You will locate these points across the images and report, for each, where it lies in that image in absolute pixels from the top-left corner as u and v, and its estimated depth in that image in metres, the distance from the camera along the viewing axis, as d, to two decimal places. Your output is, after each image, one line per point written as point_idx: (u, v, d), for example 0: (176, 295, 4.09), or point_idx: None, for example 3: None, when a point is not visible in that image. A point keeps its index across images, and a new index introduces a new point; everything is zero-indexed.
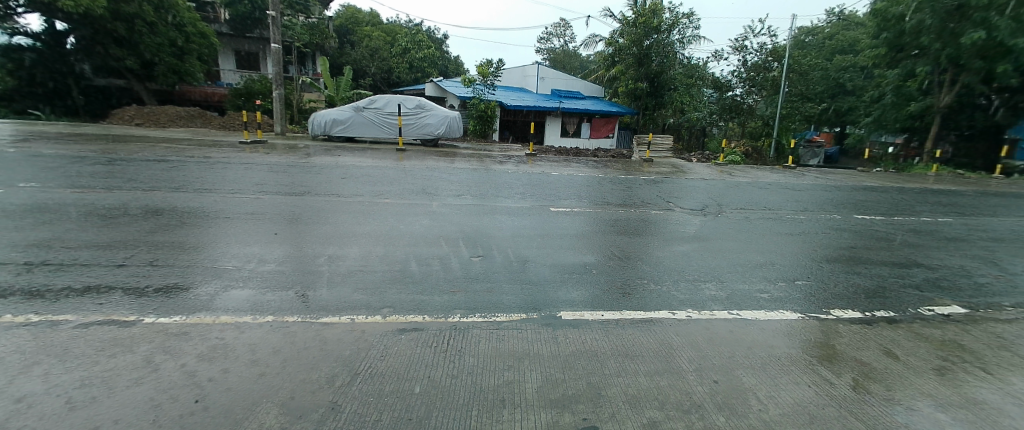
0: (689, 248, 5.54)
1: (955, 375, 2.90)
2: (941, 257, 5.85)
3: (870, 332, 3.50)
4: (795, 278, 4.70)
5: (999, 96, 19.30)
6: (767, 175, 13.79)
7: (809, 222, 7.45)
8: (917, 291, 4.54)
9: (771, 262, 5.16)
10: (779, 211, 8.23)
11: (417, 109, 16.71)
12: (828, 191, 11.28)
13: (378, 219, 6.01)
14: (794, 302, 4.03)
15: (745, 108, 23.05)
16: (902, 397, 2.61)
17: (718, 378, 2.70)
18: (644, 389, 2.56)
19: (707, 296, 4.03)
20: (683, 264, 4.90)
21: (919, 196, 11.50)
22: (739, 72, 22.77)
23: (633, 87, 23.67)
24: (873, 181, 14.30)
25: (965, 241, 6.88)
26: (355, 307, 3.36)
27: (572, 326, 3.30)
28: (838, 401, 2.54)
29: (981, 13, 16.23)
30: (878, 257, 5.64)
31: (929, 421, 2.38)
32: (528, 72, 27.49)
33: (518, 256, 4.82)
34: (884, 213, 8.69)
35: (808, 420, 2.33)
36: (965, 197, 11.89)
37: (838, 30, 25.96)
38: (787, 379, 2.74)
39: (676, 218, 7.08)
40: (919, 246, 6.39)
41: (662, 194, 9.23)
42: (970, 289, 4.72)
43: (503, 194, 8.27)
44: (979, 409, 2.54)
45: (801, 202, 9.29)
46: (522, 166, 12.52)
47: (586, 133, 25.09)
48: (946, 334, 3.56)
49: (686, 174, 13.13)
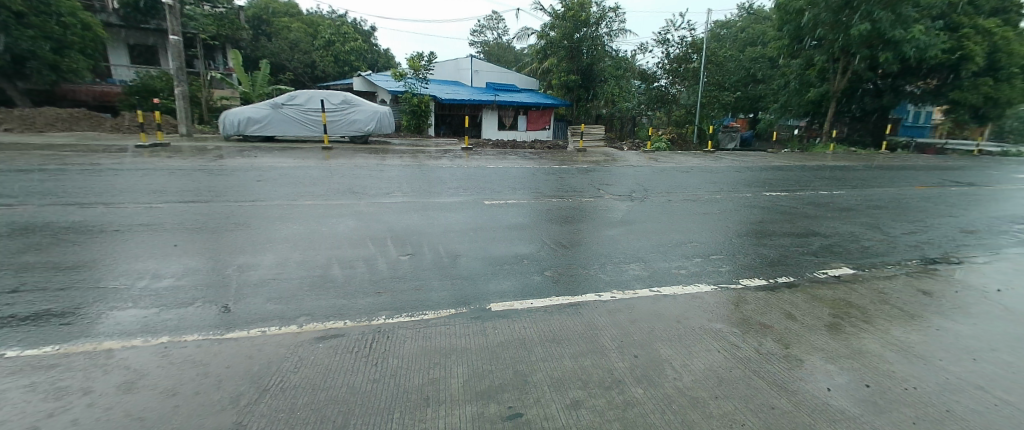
0: (617, 232, 5.74)
1: (842, 330, 3.24)
2: (835, 226, 6.55)
3: (773, 297, 3.83)
4: (711, 253, 5.04)
5: (883, 81, 22.01)
6: (689, 160, 14.70)
7: (725, 201, 8.01)
8: (813, 257, 5.06)
9: (690, 241, 5.48)
10: (700, 193, 8.74)
11: (343, 104, 15.97)
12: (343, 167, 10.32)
13: (296, 222, 5.64)
14: (709, 275, 4.32)
15: (671, 97, 23.82)
16: (799, 354, 2.86)
17: (638, 353, 2.81)
18: (570, 370, 2.61)
19: (631, 276, 4.21)
20: (611, 248, 5.04)
21: (819, 173, 12.78)
22: (663, 64, 23.51)
23: (566, 79, 24.07)
24: (781, 161, 15.71)
25: (854, 210, 7.75)
26: (267, 319, 3.13)
27: (501, 317, 3.30)
28: (745, 363, 2.73)
29: (866, 6, 18.15)
30: (782, 230, 6.19)
31: (821, 375, 2.62)
32: (461, 65, 27.24)
33: (448, 252, 4.74)
34: (789, 190, 9.56)
35: (716, 384, 2.49)
36: (855, 171, 13.41)
37: (749, 24, 27.89)
38: (700, 347, 2.91)
39: (606, 205, 7.29)
40: (818, 217, 7.09)
41: (593, 182, 9.54)
42: (856, 251, 5.34)
43: (437, 189, 8.13)
44: (861, 358, 2.85)
45: (718, 183, 9.99)
46: (457, 160, 12.41)
47: (523, 125, 25.18)
48: (836, 293, 3.98)
49: (617, 162, 13.66)
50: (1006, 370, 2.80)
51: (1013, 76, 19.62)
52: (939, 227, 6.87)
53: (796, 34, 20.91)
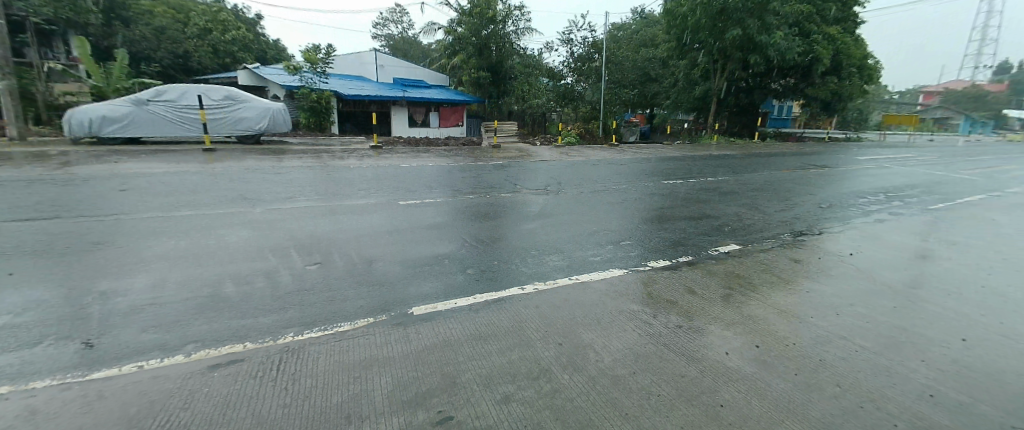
0: (534, 225, 5.86)
1: (736, 299, 3.63)
2: (723, 208, 7.33)
3: (677, 275, 4.17)
4: (621, 239, 5.36)
5: (753, 80, 25.13)
6: (597, 154, 15.52)
7: (631, 190, 8.59)
8: (708, 236, 5.62)
9: (602, 229, 5.77)
10: (608, 183, 9.26)
11: (227, 100, 14.40)
12: (234, 171, 9.27)
13: (179, 237, 4.96)
14: (621, 260, 4.59)
15: (577, 94, 24.70)
16: (702, 324, 3.14)
17: (562, 340, 2.89)
18: (498, 366, 2.60)
19: (550, 267, 4.32)
20: (530, 242, 5.13)
21: (707, 161, 14.23)
22: (568, 62, 24.50)
23: (477, 76, 24.21)
24: (676, 152, 17.22)
25: (738, 193, 8.75)
26: (149, 350, 2.72)
27: (423, 320, 3.19)
28: (658, 338, 2.93)
29: (737, 14, 20.46)
30: (680, 214, 6.79)
31: (721, 341, 2.91)
32: (364, 59, 26.00)
33: (362, 258, 4.49)
34: (684, 178, 10.52)
35: (635, 360, 2.64)
36: (736, 159, 15.15)
37: (641, 27, 30.07)
38: (618, 327, 3.07)
39: (522, 199, 7.42)
40: (709, 201, 7.89)
41: (508, 177, 9.67)
42: (741, 229, 6.03)
43: (346, 191, 7.66)
44: (752, 323, 3.20)
45: (624, 174, 10.67)
46: (367, 160, 11.83)
47: (434, 122, 24.70)
48: (728, 267, 4.45)
49: (530, 157, 13.98)
50: (858, 320, 3.34)
51: (850, 75, 23.71)
52: (802, 204, 8.03)
53: (682, 37, 23.00)
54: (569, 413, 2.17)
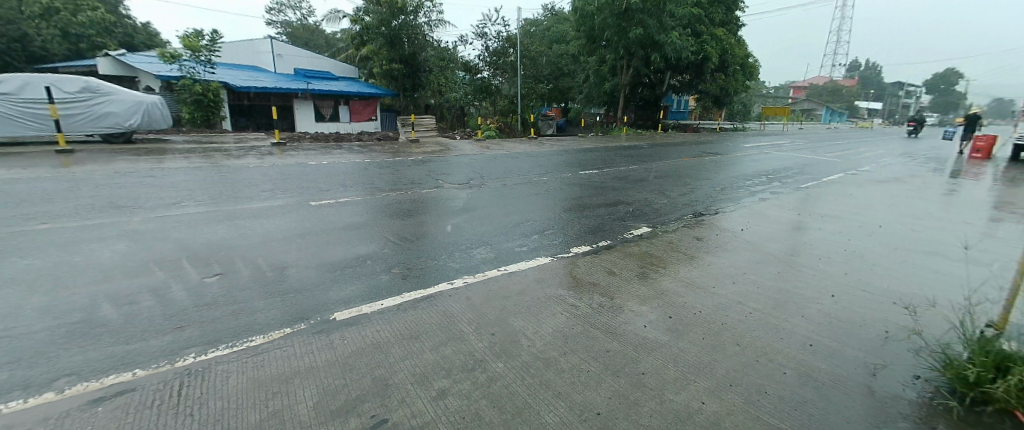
0: (459, 220, 5.81)
1: (650, 277, 3.91)
2: (635, 195, 7.86)
3: (598, 259, 4.38)
4: (545, 229, 5.50)
5: (655, 76, 27.10)
6: (516, 147, 15.77)
7: (551, 181, 8.86)
8: (623, 221, 5.98)
9: (526, 220, 5.89)
10: (529, 176, 9.46)
11: (85, 92, 12.24)
12: (104, 175, 7.99)
13: (34, 255, 4.18)
14: (546, 249, 4.72)
15: (494, 89, 24.17)
16: (622, 302, 3.35)
17: (494, 330, 2.90)
18: (431, 362, 2.55)
19: (478, 260, 4.30)
20: (455, 237, 5.06)
21: (619, 152, 15.13)
22: (484, 56, 23.75)
23: (390, 68, 23.50)
24: (590, 144, 18.07)
25: (647, 181, 9.42)
26: (5, 392, 2.27)
27: (347, 324, 3.02)
28: (584, 319, 3.06)
29: (639, 15, 22.04)
30: (598, 202, 7.15)
31: (640, 316, 3.12)
32: (259, 48, 23.72)
33: (273, 265, 4.13)
34: (599, 168, 11.07)
35: (565, 341, 2.73)
36: (643, 149, 16.28)
37: (552, 24, 30.57)
38: (547, 313, 3.15)
39: (445, 194, 7.32)
40: (622, 189, 8.40)
41: (429, 172, 9.47)
42: (651, 213, 6.51)
43: (248, 194, 6.99)
44: (666, 297, 3.48)
45: (543, 166, 10.97)
46: (270, 159, 10.88)
47: (346, 116, 23.62)
48: (642, 248, 4.78)
49: (450, 151, 13.82)
50: (752, 287, 3.78)
51: (734, 72, 26.55)
52: (702, 188, 8.88)
53: (590, 34, 24.18)
54: (506, 400, 2.20)
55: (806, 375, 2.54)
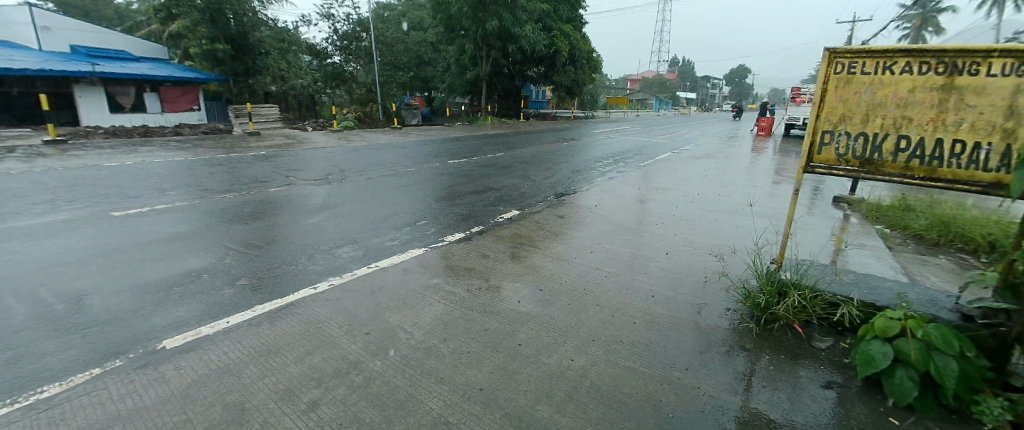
0: (318, 218, 5.26)
1: (523, 257, 4.08)
2: (503, 180, 8.11)
3: (472, 245, 4.41)
4: (417, 220, 5.32)
5: (514, 68, 28.23)
6: (378, 138, 14.95)
7: (418, 172, 8.62)
8: (493, 207, 6.12)
9: (395, 212, 5.62)
10: (395, 167, 9.07)
11: None
12: None
13: None
14: (419, 239, 4.56)
15: (348, 76, 22.72)
16: (498, 283, 3.43)
17: (368, 328, 2.70)
18: (296, 375, 2.27)
19: (345, 258, 3.95)
20: (315, 236, 4.57)
21: (485, 140, 15.40)
22: (332, 40, 22.12)
23: (212, 47, 19.73)
24: (456, 133, 18.04)
25: (513, 167, 9.78)
26: None
27: (185, 350, 2.51)
28: (463, 303, 3.06)
29: (494, 8, 22.57)
30: (467, 190, 7.19)
31: (516, 293, 3.24)
32: (11, 17, 18.17)
33: (66, 294, 3.23)
34: (466, 156, 11.14)
35: (444, 328, 2.70)
36: (508, 137, 16.87)
37: (408, 9, 29.57)
38: (424, 302, 3.05)
39: (299, 192, 6.60)
40: (490, 175, 8.58)
41: (277, 169, 8.44)
42: (519, 197, 6.78)
43: (19, 208, 5.37)
44: (537, 273, 3.67)
45: (410, 157, 10.63)
46: (50, 162, 8.52)
47: (156, 106, 19.20)
48: (513, 230, 4.96)
49: (302, 144, 12.50)
50: (608, 254, 4.25)
51: (582, 65, 29.07)
52: (562, 171, 9.57)
53: (448, 23, 23.99)
54: (387, 396, 2.11)
55: (653, 323, 2.98)
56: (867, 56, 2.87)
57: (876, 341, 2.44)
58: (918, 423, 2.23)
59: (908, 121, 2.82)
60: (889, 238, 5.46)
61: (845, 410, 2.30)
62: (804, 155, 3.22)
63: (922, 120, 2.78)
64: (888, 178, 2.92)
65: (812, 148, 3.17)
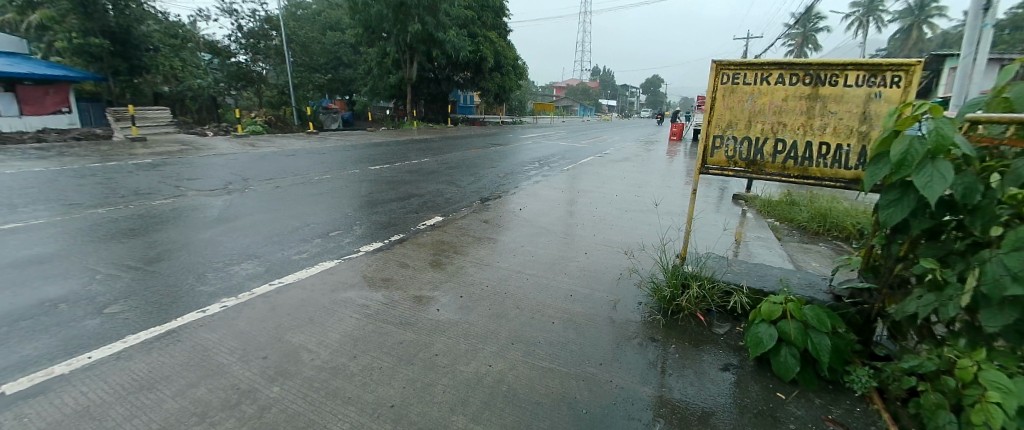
0: (215, 232, 4.75)
1: (444, 264, 3.98)
2: (427, 186, 7.92)
3: (391, 253, 4.22)
4: (331, 230, 4.99)
5: (440, 73, 27.95)
6: (291, 143, 13.96)
7: (335, 179, 8.16)
8: (415, 214, 5.93)
9: (306, 222, 5.24)
10: (308, 174, 8.50)
11: None
12: None
13: None
14: (333, 250, 4.28)
15: (255, 77, 21.22)
16: (416, 293, 3.30)
17: (265, 352, 2.46)
18: (174, 412, 2.00)
19: (245, 274, 3.58)
20: (208, 252, 4.10)
21: (409, 145, 15.01)
22: (236, 37, 20.34)
23: (83, 42, 16.53)
24: (378, 138, 17.41)
25: (438, 172, 9.61)
26: None
27: (30, 395, 2.10)
28: (378, 316, 2.90)
29: (415, 10, 21.97)
30: (388, 197, 6.92)
31: (434, 302, 3.14)
32: None
33: None
34: (389, 162, 10.76)
35: (354, 345, 2.54)
36: (434, 142, 16.60)
37: (324, 8, 28.12)
38: (333, 318, 2.85)
39: (193, 204, 5.94)
40: (413, 181, 8.35)
41: (167, 178, 7.53)
42: (443, 203, 6.66)
43: None
44: (457, 280, 3.60)
45: (326, 163, 10.03)
46: None
47: (13, 109, 15.84)
48: (434, 237, 4.84)
49: (200, 151, 11.30)
50: (529, 256, 4.29)
51: (509, 71, 29.50)
52: (488, 176, 9.60)
53: (367, 24, 23.06)
54: (284, 424, 1.93)
55: (570, 322, 3.04)
56: (745, 68, 3.20)
57: (763, 324, 2.65)
58: (801, 395, 2.48)
59: (783, 126, 3.16)
60: (778, 230, 6.11)
61: (740, 389, 2.51)
62: (699, 157, 3.48)
63: (794, 125, 3.13)
64: (769, 178, 3.23)
65: (705, 151, 3.45)
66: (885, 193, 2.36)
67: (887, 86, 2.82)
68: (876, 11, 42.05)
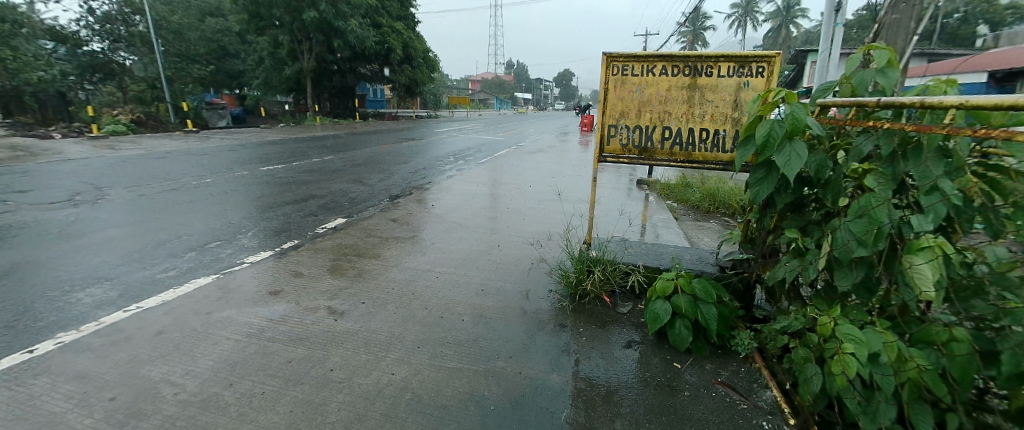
0: (54, 253, 3.98)
1: (343, 269, 3.72)
2: (328, 186, 7.41)
3: (283, 262, 3.85)
4: (211, 240, 4.44)
5: (344, 64, 26.35)
6: (164, 144, 12.29)
7: (218, 183, 7.31)
8: (314, 216, 5.50)
9: (180, 234, 4.60)
10: (184, 179, 7.52)
11: None
12: None
13: None
14: (211, 263, 3.80)
15: (117, 68, 18.58)
16: (310, 303, 3.04)
17: (114, 392, 2.09)
18: None
19: (94, 300, 3.03)
20: (43, 278, 3.41)
21: (310, 143, 13.97)
22: (86, 21, 17.33)
23: None
24: (274, 135, 15.98)
25: (341, 171, 9.05)
26: None
27: None
28: (262, 335, 2.61)
29: None
30: (282, 199, 6.36)
31: (332, 312, 2.92)
32: None
33: None
34: (284, 162, 9.92)
35: (233, 370, 2.26)
36: (338, 138, 15.63)
37: None
38: (208, 343, 2.51)
39: (26, 221, 4.95)
40: (312, 181, 7.77)
41: None
42: (345, 203, 6.26)
43: None
44: (357, 285, 3.38)
45: (208, 166, 8.96)
46: None
47: None
48: (333, 241, 4.51)
49: (39, 156, 9.48)
50: (439, 254, 4.16)
51: (419, 64, 28.74)
52: (398, 172, 9.24)
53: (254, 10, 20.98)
54: None
55: (480, 318, 2.99)
56: (633, 60, 3.36)
57: (659, 300, 2.79)
58: (694, 363, 2.67)
59: (669, 114, 3.37)
60: (675, 211, 6.60)
61: (643, 364, 2.63)
62: (597, 146, 3.59)
63: (677, 113, 3.35)
64: (660, 163, 3.42)
65: (602, 140, 3.57)
66: (754, 172, 2.58)
67: (753, 76, 3.12)
68: (752, 12, 47.11)
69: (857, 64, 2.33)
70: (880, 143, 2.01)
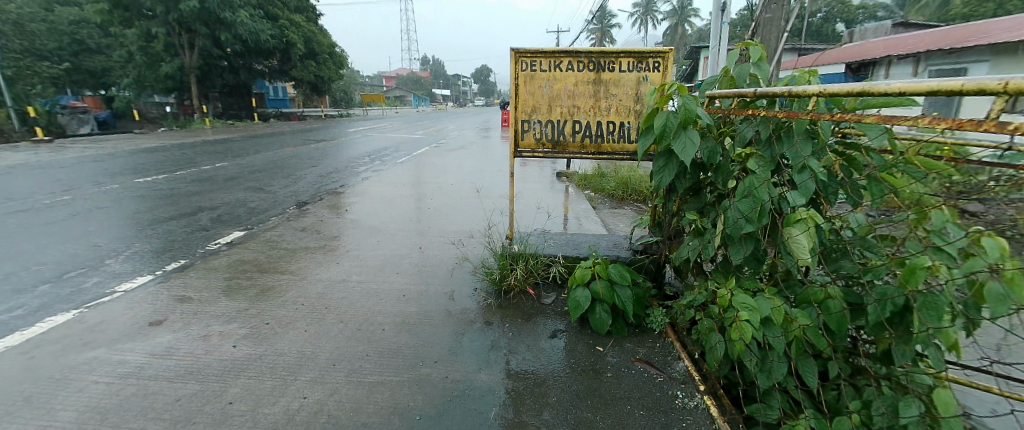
0: None
1: (242, 287, 3.38)
2: (221, 196, 6.70)
3: (167, 286, 3.41)
4: (71, 268, 3.80)
5: (236, 60, 23.96)
6: (5, 157, 10.30)
7: (80, 199, 6.29)
8: (205, 231, 4.94)
9: (29, 264, 3.88)
10: (33, 198, 6.36)
11: None
12: None
13: None
14: (72, 295, 3.24)
15: None
16: (204, 329, 2.71)
17: None
18: None
19: None
20: None
21: (198, 148, 12.53)
22: None
23: None
24: (153, 142, 14.11)
25: (238, 178, 8.24)
26: None
27: None
28: (144, 372, 2.28)
29: None
30: (164, 214, 5.63)
31: (231, 336, 2.64)
32: None
33: None
34: (166, 171, 8.80)
35: (106, 418, 1.94)
36: (233, 142, 14.20)
37: None
38: (68, 391, 2.13)
39: None
40: (202, 192, 6.98)
41: None
42: (243, 214, 5.70)
43: None
44: (260, 304, 3.08)
45: (66, 180, 7.67)
46: None
47: None
48: (229, 257, 4.09)
49: None
50: (355, 262, 3.93)
51: (324, 59, 26.99)
52: (305, 176, 8.61)
53: None
54: None
55: (402, 325, 2.87)
56: (540, 56, 3.42)
57: (578, 288, 2.87)
58: (615, 344, 2.79)
59: (577, 108, 3.47)
60: (593, 201, 6.87)
61: (568, 352, 2.69)
62: (511, 142, 3.61)
63: (586, 107, 3.45)
64: (572, 156, 3.50)
65: (516, 135, 3.58)
66: (656, 161, 2.73)
67: (651, 71, 3.31)
68: (651, 11, 50.52)
69: (737, 58, 2.55)
70: (760, 128, 2.22)
